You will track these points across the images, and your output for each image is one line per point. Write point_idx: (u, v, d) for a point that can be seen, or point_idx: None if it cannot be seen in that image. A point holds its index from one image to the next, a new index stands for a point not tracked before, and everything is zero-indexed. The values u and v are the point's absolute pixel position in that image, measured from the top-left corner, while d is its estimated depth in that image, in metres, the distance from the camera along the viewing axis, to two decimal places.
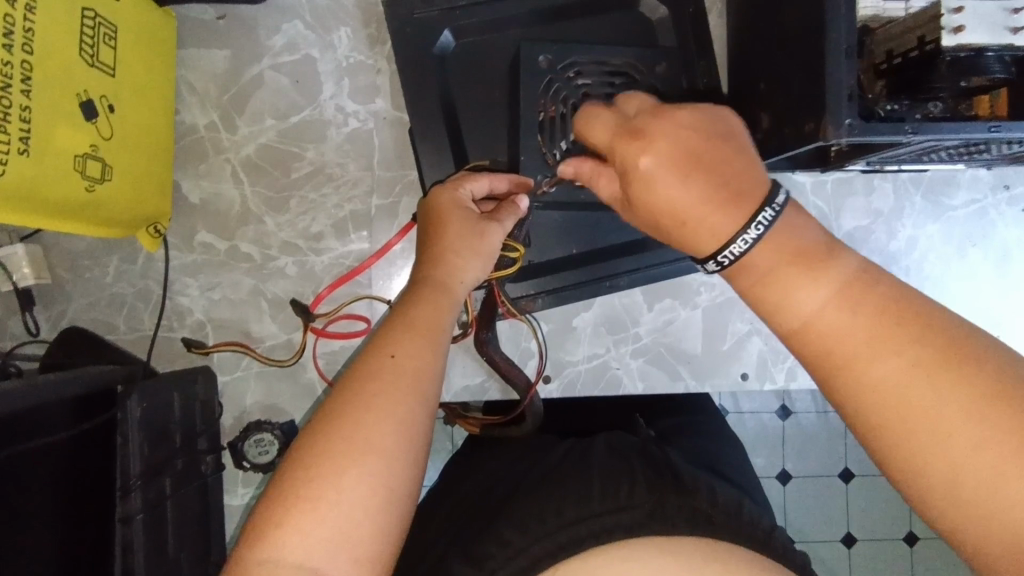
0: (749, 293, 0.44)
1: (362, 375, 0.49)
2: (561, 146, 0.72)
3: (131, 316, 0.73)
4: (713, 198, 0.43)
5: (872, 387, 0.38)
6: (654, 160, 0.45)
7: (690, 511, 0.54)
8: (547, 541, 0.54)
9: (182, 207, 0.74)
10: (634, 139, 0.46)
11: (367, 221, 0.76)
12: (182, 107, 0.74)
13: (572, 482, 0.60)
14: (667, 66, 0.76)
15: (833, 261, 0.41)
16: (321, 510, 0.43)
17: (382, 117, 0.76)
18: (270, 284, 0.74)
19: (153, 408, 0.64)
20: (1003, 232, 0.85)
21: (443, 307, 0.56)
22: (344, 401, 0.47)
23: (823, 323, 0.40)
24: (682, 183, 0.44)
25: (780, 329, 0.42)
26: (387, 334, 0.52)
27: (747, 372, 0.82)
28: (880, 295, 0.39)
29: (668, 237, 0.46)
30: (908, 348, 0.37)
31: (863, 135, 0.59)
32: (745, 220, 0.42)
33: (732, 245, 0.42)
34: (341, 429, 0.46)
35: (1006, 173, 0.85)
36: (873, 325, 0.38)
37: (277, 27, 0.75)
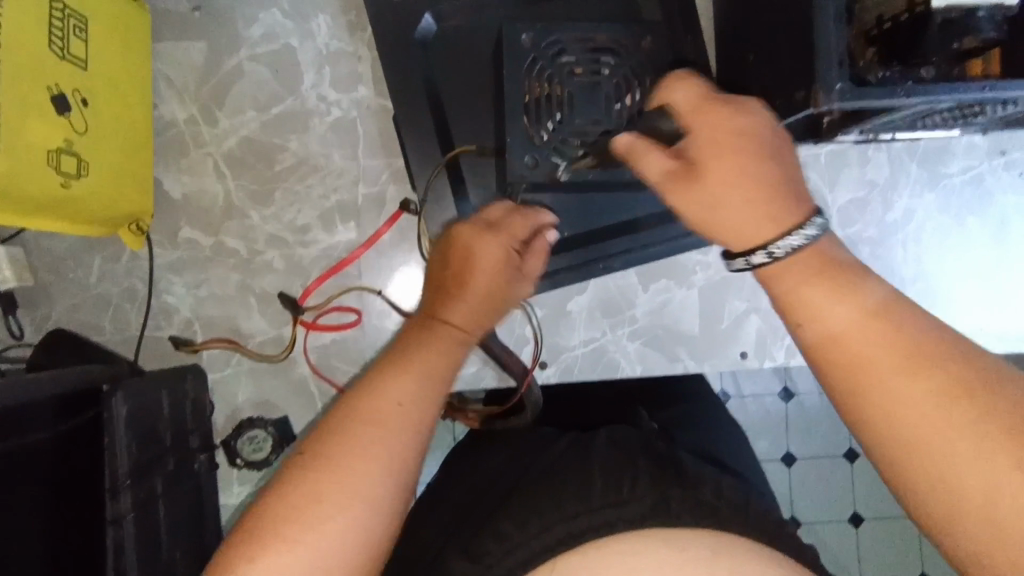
0: (783, 301, 0.44)
1: (357, 414, 0.47)
2: (546, 127, 0.69)
3: (117, 317, 0.71)
4: (776, 190, 0.46)
5: (894, 409, 0.38)
6: (741, 146, 0.47)
7: (691, 502, 0.53)
8: (545, 537, 0.52)
9: (164, 203, 0.72)
10: (725, 117, 0.49)
11: (354, 212, 0.75)
12: (160, 101, 0.72)
13: (571, 474, 0.59)
14: (652, 41, 0.72)
15: (863, 287, 0.42)
16: (297, 554, 0.42)
17: (365, 105, 0.75)
18: (258, 278, 0.73)
19: (139, 408, 0.62)
20: (1001, 199, 0.84)
21: (449, 348, 0.54)
22: (337, 438, 0.46)
23: (857, 336, 0.40)
24: (765, 167, 0.46)
25: (810, 341, 0.42)
26: (390, 367, 0.50)
27: (747, 352, 0.82)
28: (896, 325, 0.40)
29: (722, 220, 0.47)
30: (938, 372, 0.38)
31: (854, 100, 0.58)
32: (805, 216, 0.45)
33: (785, 238, 0.44)
34: (331, 472, 0.44)
35: (1003, 138, 0.84)
36: (903, 355, 0.39)
37: (254, 16, 0.73)
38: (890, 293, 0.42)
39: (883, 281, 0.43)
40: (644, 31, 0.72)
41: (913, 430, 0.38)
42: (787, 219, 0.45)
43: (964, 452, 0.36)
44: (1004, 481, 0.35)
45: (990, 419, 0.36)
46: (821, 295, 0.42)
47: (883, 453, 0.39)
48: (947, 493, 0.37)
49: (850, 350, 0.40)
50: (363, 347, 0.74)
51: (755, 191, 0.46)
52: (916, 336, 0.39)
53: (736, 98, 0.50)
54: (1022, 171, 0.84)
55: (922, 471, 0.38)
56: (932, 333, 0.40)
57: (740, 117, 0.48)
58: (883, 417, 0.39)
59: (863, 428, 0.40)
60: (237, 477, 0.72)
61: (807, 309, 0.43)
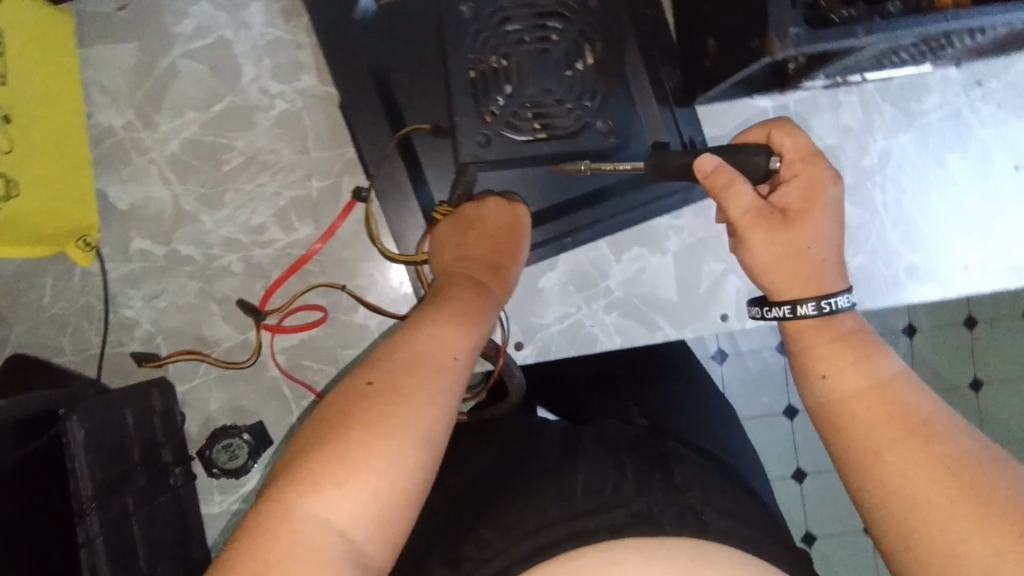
0: (799, 359, 0.56)
1: (415, 358, 0.49)
2: (496, 100, 0.67)
3: (76, 336, 0.69)
4: (834, 256, 0.58)
5: (885, 471, 0.47)
6: (830, 208, 0.59)
7: (676, 511, 0.52)
8: (525, 543, 0.51)
9: (111, 215, 0.70)
10: (817, 176, 0.59)
11: (310, 207, 0.72)
12: (95, 110, 0.69)
13: (555, 476, 0.57)
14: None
15: (876, 363, 0.52)
16: (366, 472, 0.44)
17: (310, 95, 0.72)
18: (218, 284, 0.71)
19: (99, 429, 0.59)
20: (981, 133, 0.81)
21: (489, 304, 0.59)
22: (400, 375, 0.48)
23: (855, 400, 0.51)
24: (836, 234, 0.59)
25: (815, 399, 0.53)
26: (443, 315, 0.54)
27: (728, 314, 0.80)
28: (891, 398, 0.49)
29: (792, 264, 0.57)
30: (933, 449, 0.46)
31: (810, 44, 0.55)
32: (843, 286, 0.57)
33: (836, 297, 0.55)
34: (404, 394, 0.47)
35: (978, 68, 0.80)
36: (894, 419, 0.48)
37: (183, 10, 0.70)
38: (898, 371, 0.51)
39: (898, 366, 0.52)
40: None
41: (908, 476, 0.45)
42: (827, 287, 0.57)
43: (956, 517, 0.42)
44: (996, 559, 0.40)
45: (989, 493, 0.42)
46: (839, 353, 0.53)
47: (879, 494, 0.46)
48: (950, 562, 0.42)
49: (844, 408, 0.51)
50: (332, 344, 0.73)
51: (809, 257, 0.57)
52: (942, 415, 0.48)
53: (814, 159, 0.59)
54: (1000, 102, 0.81)
55: (908, 534, 0.44)
56: (943, 412, 0.48)
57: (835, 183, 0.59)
58: (886, 479, 0.46)
59: (855, 471, 0.49)
60: (217, 486, 0.71)
61: (820, 367, 0.54)
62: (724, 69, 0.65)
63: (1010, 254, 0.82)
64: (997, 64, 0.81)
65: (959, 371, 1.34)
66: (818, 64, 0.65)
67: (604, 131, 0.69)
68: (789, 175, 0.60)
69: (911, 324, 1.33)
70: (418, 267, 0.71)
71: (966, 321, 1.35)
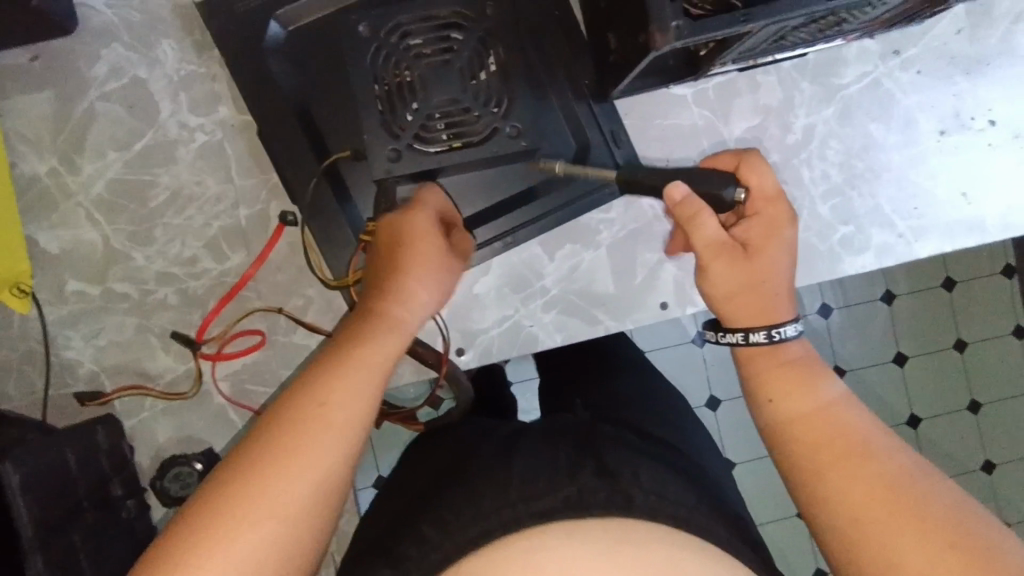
0: (751, 381, 0.57)
1: (289, 420, 0.47)
2: (404, 117, 0.70)
3: (21, 381, 0.71)
4: (786, 288, 0.59)
5: (832, 487, 0.48)
6: (786, 243, 0.60)
7: (606, 495, 0.51)
8: (458, 538, 0.51)
9: (44, 260, 0.71)
10: (776, 212, 0.61)
11: (239, 235, 0.74)
12: (19, 158, 0.71)
13: (494, 472, 0.58)
14: (496, 5, 0.71)
15: (821, 384, 0.54)
16: (225, 555, 0.42)
17: (229, 125, 0.73)
18: (155, 318, 0.73)
19: (34, 473, 0.59)
20: (902, 101, 0.81)
21: (388, 342, 0.54)
22: (268, 453, 0.45)
23: (803, 413, 0.52)
24: (790, 269, 0.60)
25: (770, 418, 0.54)
26: (321, 372, 0.50)
27: (667, 302, 0.81)
28: (835, 421, 0.51)
29: (744, 295, 0.58)
30: (877, 463, 0.47)
31: (693, 35, 0.57)
32: (792, 316, 0.58)
33: (784, 326, 0.57)
34: (267, 466, 0.45)
35: (895, 37, 0.80)
36: (838, 437, 0.50)
37: (96, 54, 0.71)
38: (841, 395, 0.53)
39: (842, 389, 0.53)
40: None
41: (848, 501, 0.46)
42: (778, 316, 0.58)
43: (898, 531, 0.44)
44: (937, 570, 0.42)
45: (929, 512, 0.44)
46: (793, 377, 0.55)
47: (822, 519, 0.48)
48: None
49: (793, 425, 0.52)
50: (274, 366, 0.74)
51: (767, 288, 0.58)
52: (883, 438, 0.49)
53: (778, 201, 0.61)
54: (919, 69, 0.81)
55: (856, 548, 0.45)
56: (886, 436, 0.49)
57: (793, 222, 0.61)
58: (834, 496, 0.47)
59: (801, 495, 0.50)
60: (173, 513, 0.74)
61: (772, 386, 0.55)
62: (627, 63, 0.66)
63: (939, 218, 0.82)
64: (913, 32, 0.81)
65: (943, 333, 1.33)
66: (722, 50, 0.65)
67: (513, 135, 0.72)
68: (749, 213, 0.61)
69: (888, 292, 1.32)
70: (349, 289, 0.71)
71: (944, 283, 1.34)
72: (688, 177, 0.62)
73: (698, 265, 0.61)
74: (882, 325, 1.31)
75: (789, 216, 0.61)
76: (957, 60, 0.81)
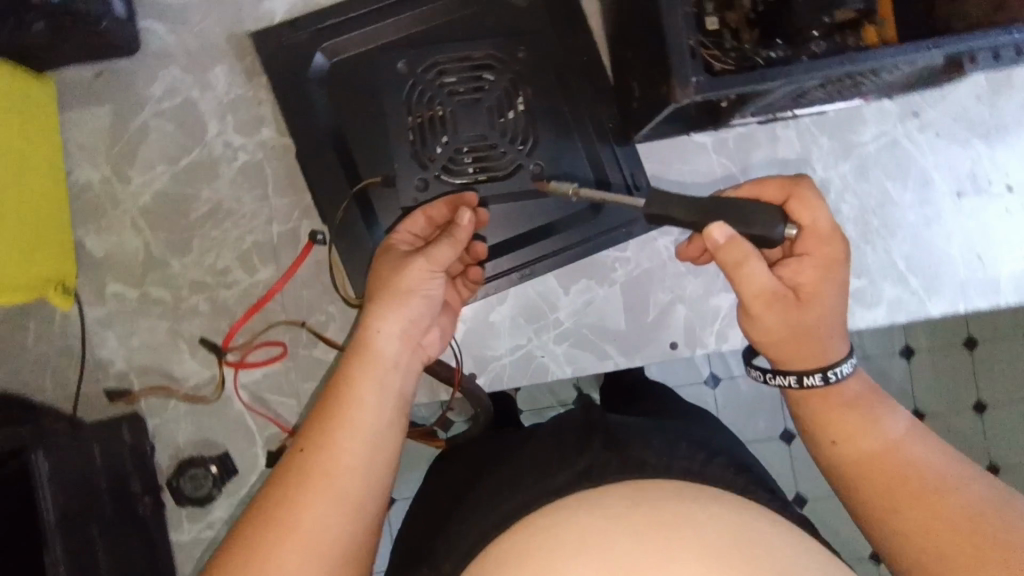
0: (812, 419, 0.64)
1: (278, 474, 0.56)
2: (435, 150, 0.73)
3: (56, 374, 0.75)
4: (837, 324, 0.64)
5: (907, 524, 0.55)
6: (836, 282, 0.63)
7: (616, 463, 0.59)
8: (493, 527, 0.57)
9: (88, 262, 0.76)
10: (824, 248, 0.63)
11: (271, 250, 0.78)
12: (74, 166, 0.76)
13: (529, 470, 0.63)
14: (528, 50, 0.76)
15: (885, 421, 0.61)
16: None
17: (270, 146, 0.78)
18: (185, 324, 0.76)
19: (62, 463, 0.64)
20: (919, 160, 0.83)
21: (356, 378, 0.60)
22: (265, 503, 0.55)
23: (872, 450, 0.59)
24: (840, 305, 0.64)
25: (839, 455, 0.62)
26: (303, 426, 0.59)
27: (677, 342, 0.83)
28: (904, 457, 0.58)
29: (803, 341, 0.63)
30: (950, 499, 0.54)
31: (712, 90, 0.60)
32: (845, 351, 0.64)
33: (837, 365, 0.62)
34: (262, 515, 0.54)
35: (913, 99, 0.83)
36: (907, 475, 0.57)
37: (154, 74, 0.77)
38: (903, 429, 0.60)
39: (904, 423, 0.60)
40: (516, 43, 0.75)
41: (928, 530, 0.53)
42: (828, 357, 0.63)
43: (969, 561, 0.50)
44: None
45: (997, 543, 0.50)
46: (856, 416, 0.61)
47: (904, 548, 0.55)
48: None
49: (862, 465, 0.60)
50: (294, 377, 0.77)
51: (817, 333, 0.63)
52: (951, 469, 0.56)
53: (828, 237, 0.63)
54: (937, 132, 0.83)
55: None
56: (951, 462, 0.57)
57: (844, 257, 0.63)
58: (910, 536, 0.54)
59: (880, 527, 0.57)
60: (187, 515, 0.75)
61: (837, 425, 0.62)
62: (651, 110, 0.68)
63: (956, 279, 0.83)
64: (931, 94, 0.83)
65: (962, 392, 1.32)
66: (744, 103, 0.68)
67: (536, 173, 0.74)
68: (799, 253, 0.64)
69: (908, 345, 1.31)
70: None
71: (965, 341, 1.33)
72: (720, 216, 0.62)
73: (748, 313, 0.64)
74: (899, 379, 1.31)
75: (840, 252, 0.63)
76: (975, 125, 0.83)
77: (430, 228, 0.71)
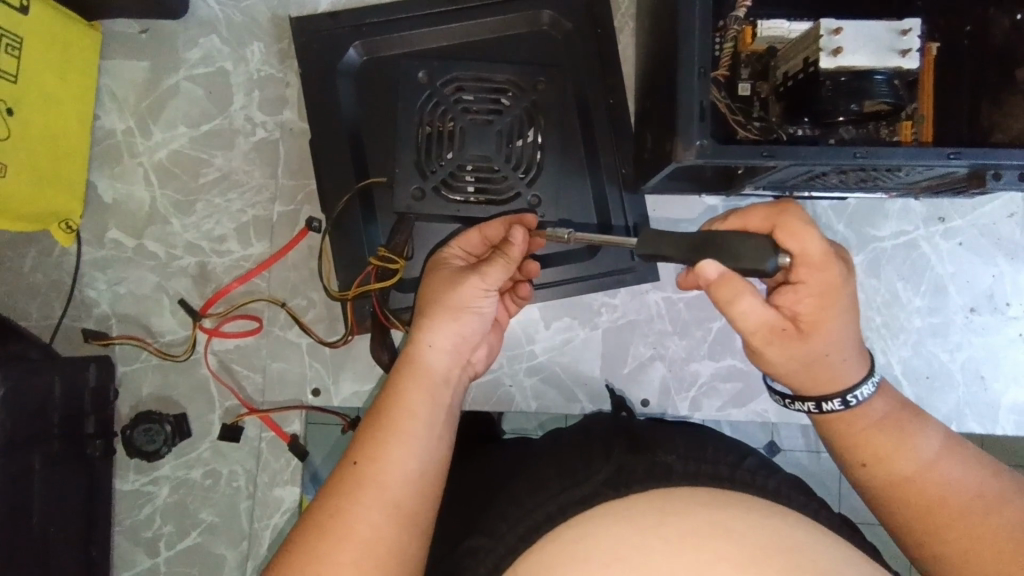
0: (840, 441, 0.59)
1: (331, 489, 0.51)
2: (438, 163, 0.74)
3: (43, 304, 0.78)
4: (852, 348, 0.57)
5: (956, 547, 0.51)
6: (841, 308, 0.56)
7: (647, 468, 0.53)
8: (527, 519, 0.51)
9: (95, 205, 0.79)
10: (822, 274, 0.55)
11: (268, 227, 0.79)
12: (102, 112, 0.79)
13: (552, 462, 0.58)
14: (548, 83, 0.76)
15: (921, 437, 0.56)
16: None
17: (289, 128, 0.80)
18: (172, 282, 0.78)
19: (19, 389, 0.65)
20: (937, 267, 0.80)
21: (413, 389, 0.56)
22: (317, 519, 0.50)
23: (923, 474, 0.54)
24: (849, 329, 0.56)
25: (875, 477, 0.57)
26: (355, 438, 0.54)
27: (648, 400, 0.80)
28: (947, 474, 0.54)
29: (816, 372, 0.58)
30: (995, 517, 0.51)
31: (713, 156, 0.59)
32: (864, 373, 0.58)
33: (855, 390, 0.57)
34: (319, 531, 0.49)
35: (941, 204, 0.80)
36: (950, 493, 0.53)
37: (195, 40, 0.80)
38: (937, 445, 0.55)
39: (937, 440, 0.56)
40: (540, 74, 0.75)
41: (977, 554, 0.50)
42: (842, 385, 0.57)
43: None
44: None
45: None
46: (891, 438, 0.56)
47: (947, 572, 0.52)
48: None
49: (904, 488, 0.55)
50: (263, 355, 0.78)
51: (827, 362, 0.57)
52: (990, 483, 0.53)
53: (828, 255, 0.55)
54: (961, 241, 0.80)
55: None
56: (991, 477, 0.53)
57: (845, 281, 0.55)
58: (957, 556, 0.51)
59: (923, 551, 0.54)
60: (134, 465, 0.78)
61: (870, 452, 0.57)
62: (657, 162, 0.67)
63: (954, 398, 0.79)
64: (962, 203, 0.80)
65: None
66: (749, 176, 0.67)
67: (533, 204, 0.75)
68: (795, 282, 0.56)
69: None
70: (347, 304, 0.74)
71: None
72: (711, 247, 0.56)
73: (753, 346, 0.59)
74: None
75: (837, 273, 0.55)
76: (1002, 243, 0.80)
77: (485, 245, 0.67)
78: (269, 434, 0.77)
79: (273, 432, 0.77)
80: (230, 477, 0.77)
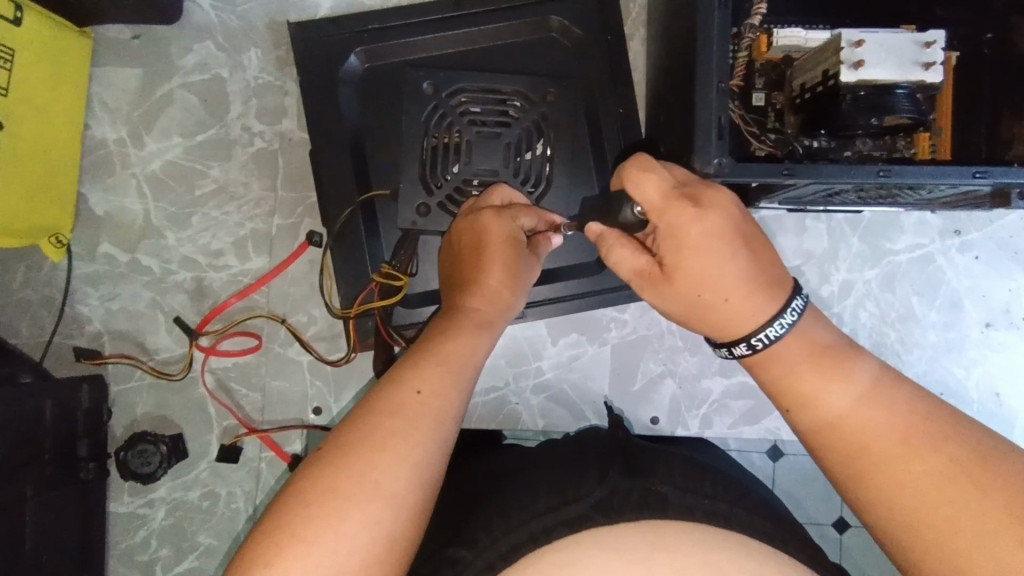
0: (774, 386, 0.49)
1: (387, 412, 0.46)
2: (444, 177, 0.71)
3: (33, 322, 0.75)
4: (756, 285, 0.49)
5: (898, 486, 0.42)
6: (716, 241, 0.48)
7: (638, 495, 0.50)
8: (500, 544, 0.49)
9: (86, 218, 0.76)
10: (689, 213, 0.48)
11: (266, 240, 0.77)
12: (94, 122, 0.77)
13: (539, 477, 0.56)
14: (558, 92, 0.73)
15: (855, 366, 0.47)
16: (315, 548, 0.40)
17: (288, 138, 0.77)
18: (167, 297, 0.76)
19: (11, 413, 0.62)
20: (953, 280, 0.78)
21: (478, 338, 0.53)
22: (371, 441, 0.44)
23: (857, 419, 0.45)
24: (739, 261, 0.49)
25: (809, 424, 0.47)
26: (409, 365, 0.49)
27: (658, 417, 0.78)
28: (892, 404, 0.45)
29: (713, 319, 0.51)
30: (937, 454, 0.42)
31: (733, 175, 0.56)
32: (778, 306, 0.49)
33: (762, 331, 0.49)
34: (379, 453, 0.44)
35: (958, 216, 0.78)
36: (890, 423, 0.44)
37: (189, 46, 0.77)
38: (876, 372, 0.47)
39: (875, 365, 0.47)
40: (548, 84, 0.73)
41: (919, 494, 0.41)
42: (745, 327, 0.49)
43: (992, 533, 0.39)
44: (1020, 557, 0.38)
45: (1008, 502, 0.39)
46: (812, 380, 0.47)
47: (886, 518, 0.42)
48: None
49: (845, 433, 0.45)
50: (262, 373, 0.76)
51: (715, 304, 0.50)
52: (932, 409, 0.45)
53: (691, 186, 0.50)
54: (977, 254, 0.78)
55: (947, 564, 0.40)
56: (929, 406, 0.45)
57: (706, 216, 0.48)
58: (899, 496, 0.42)
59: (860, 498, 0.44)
60: (128, 487, 0.75)
61: (801, 395, 0.48)
62: None
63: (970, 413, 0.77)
64: (980, 216, 0.79)
65: None
66: (764, 192, 0.65)
67: None
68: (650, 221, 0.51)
69: None
70: (349, 322, 0.72)
71: None
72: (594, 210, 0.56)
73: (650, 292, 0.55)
74: None
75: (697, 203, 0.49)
76: (1019, 256, 0.78)
77: None
78: (268, 454, 0.75)
79: (272, 452, 0.75)
80: (228, 499, 0.75)
